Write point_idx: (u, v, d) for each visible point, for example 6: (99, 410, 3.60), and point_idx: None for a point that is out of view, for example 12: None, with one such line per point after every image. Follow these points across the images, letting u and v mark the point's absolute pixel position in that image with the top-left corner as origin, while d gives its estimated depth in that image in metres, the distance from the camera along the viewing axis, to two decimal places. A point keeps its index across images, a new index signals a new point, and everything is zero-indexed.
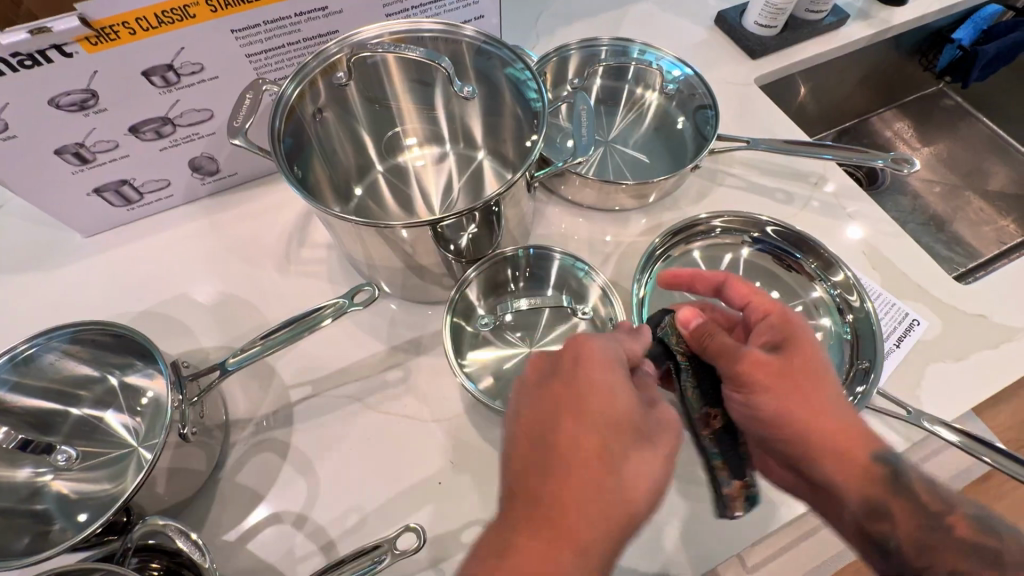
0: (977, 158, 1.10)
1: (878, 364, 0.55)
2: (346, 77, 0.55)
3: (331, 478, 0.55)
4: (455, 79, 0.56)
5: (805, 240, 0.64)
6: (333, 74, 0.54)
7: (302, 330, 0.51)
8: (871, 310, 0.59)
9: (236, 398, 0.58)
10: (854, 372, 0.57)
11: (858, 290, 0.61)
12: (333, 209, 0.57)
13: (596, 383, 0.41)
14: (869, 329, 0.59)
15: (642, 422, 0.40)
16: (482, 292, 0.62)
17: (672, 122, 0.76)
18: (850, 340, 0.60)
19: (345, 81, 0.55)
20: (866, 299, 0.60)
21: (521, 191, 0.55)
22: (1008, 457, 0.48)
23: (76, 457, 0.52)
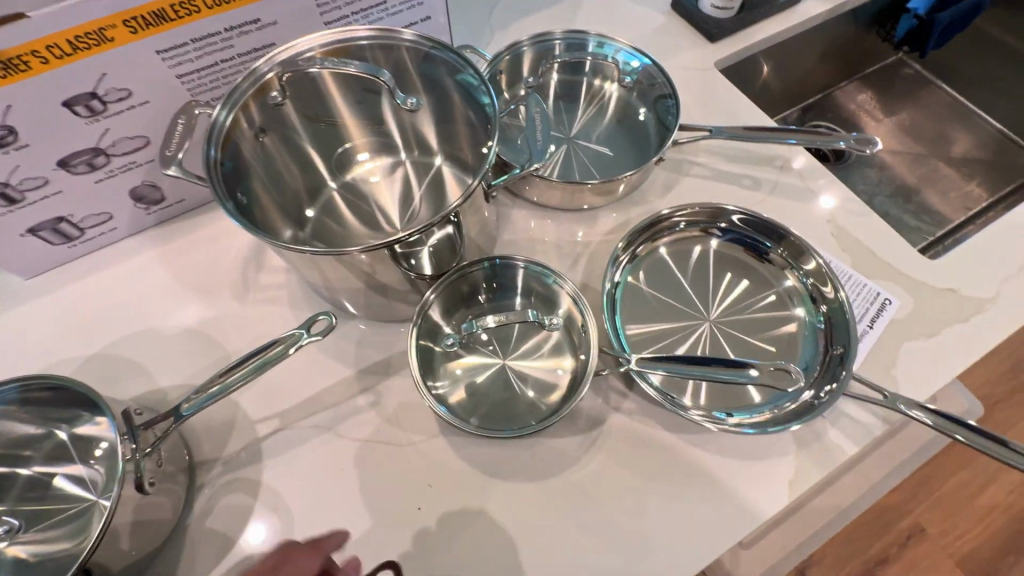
0: (940, 124, 1.11)
1: (853, 349, 0.55)
2: (280, 96, 0.52)
3: (306, 514, 0.53)
4: (397, 92, 0.53)
5: (773, 228, 0.63)
6: (268, 95, 0.52)
7: (260, 369, 0.48)
8: (846, 300, 0.58)
9: (199, 438, 0.56)
10: (830, 359, 0.57)
11: (831, 279, 0.60)
12: (283, 235, 0.54)
13: None
14: (844, 318, 0.58)
15: None
16: (447, 310, 0.59)
17: (633, 114, 0.74)
18: (824, 330, 0.60)
19: (281, 100, 0.53)
20: (839, 289, 0.59)
21: (479, 199, 0.54)
22: (981, 435, 0.49)
23: (16, 528, 0.49)
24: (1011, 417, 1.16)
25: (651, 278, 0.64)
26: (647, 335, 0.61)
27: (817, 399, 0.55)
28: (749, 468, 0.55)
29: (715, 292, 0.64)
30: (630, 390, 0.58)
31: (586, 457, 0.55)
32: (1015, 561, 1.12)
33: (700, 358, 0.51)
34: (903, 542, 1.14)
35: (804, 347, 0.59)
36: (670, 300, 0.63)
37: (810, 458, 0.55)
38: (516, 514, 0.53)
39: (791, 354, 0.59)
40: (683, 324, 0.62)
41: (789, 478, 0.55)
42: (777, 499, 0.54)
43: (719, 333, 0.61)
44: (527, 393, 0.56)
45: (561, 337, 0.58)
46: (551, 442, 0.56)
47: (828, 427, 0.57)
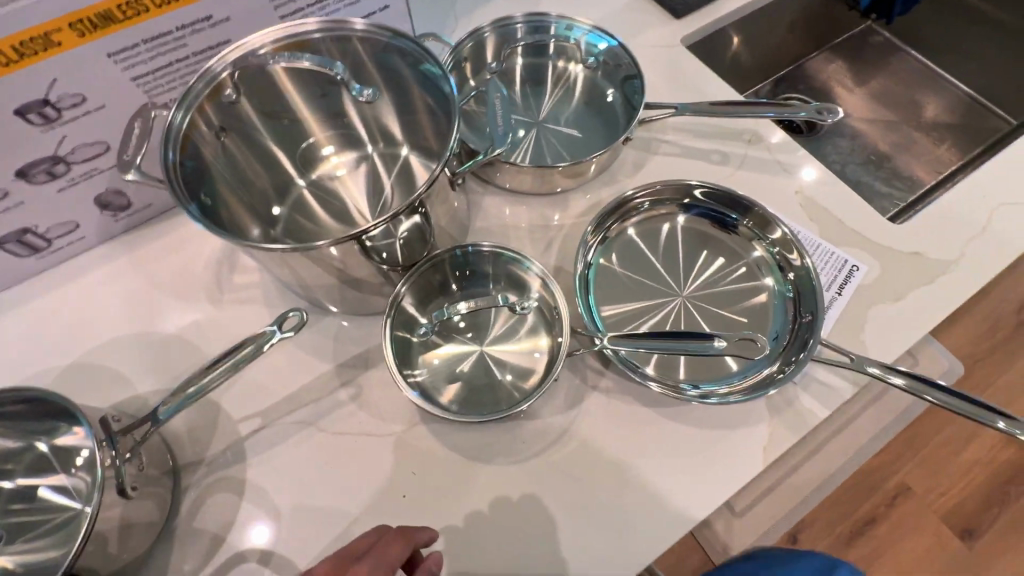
0: (910, 90, 1.12)
1: (820, 315, 0.57)
2: (235, 94, 0.52)
3: (292, 508, 0.54)
4: (352, 84, 0.54)
5: (738, 201, 0.64)
6: (222, 92, 0.51)
7: (234, 369, 0.48)
8: (811, 267, 0.59)
9: (181, 441, 0.56)
10: (798, 327, 0.59)
11: (796, 246, 0.61)
12: (251, 235, 0.53)
13: None
14: (811, 286, 0.59)
15: None
16: (421, 300, 0.60)
17: (601, 94, 0.74)
18: (793, 299, 0.61)
19: (236, 98, 0.52)
20: (805, 256, 0.60)
21: (446, 188, 0.54)
22: (944, 391, 0.51)
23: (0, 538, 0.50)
24: (990, 375, 1.19)
25: (623, 258, 0.65)
26: (621, 315, 0.62)
27: (786, 366, 0.56)
28: (724, 437, 0.56)
29: (686, 268, 0.64)
30: (606, 369, 0.59)
31: (566, 436, 0.56)
32: (997, 512, 1.16)
33: (670, 332, 0.52)
34: (890, 502, 1.17)
35: (775, 317, 0.61)
36: (643, 279, 0.64)
37: (783, 424, 0.57)
38: (500, 495, 0.54)
39: (763, 324, 0.60)
40: (656, 302, 0.62)
41: (765, 444, 0.56)
42: (753, 465, 0.55)
43: (691, 308, 0.62)
44: (506, 377, 0.56)
45: (536, 319, 0.59)
46: (531, 424, 0.57)
47: (800, 393, 0.58)
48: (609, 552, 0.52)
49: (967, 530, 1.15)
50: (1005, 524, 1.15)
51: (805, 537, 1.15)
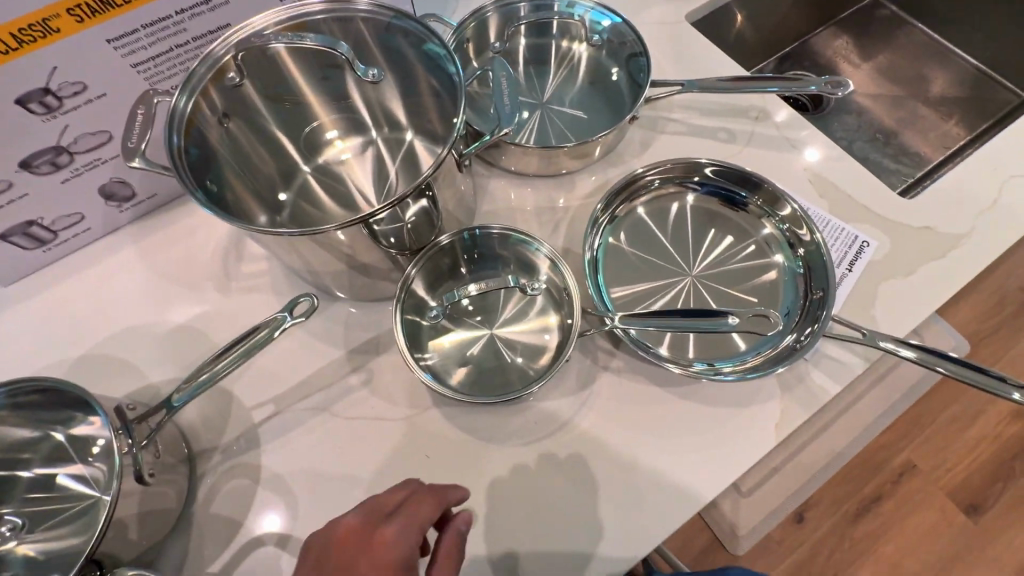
0: (918, 64, 1.10)
1: (831, 292, 0.56)
2: (238, 77, 0.52)
3: (308, 492, 0.54)
4: (357, 64, 0.52)
5: (747, 177, 0.63)
6: (224, 76, 0.51)
7: (245, 356, 0.47)
8: (821, 242, 0.59)
9: (195, 430, 0.56)
10: (809, 304, 0.58)
11: (806, 222, 0.60)
12: (257, 221, 0.52)
13: None
14: (822, 261, 0.59)
15: None
16: (430, 284, 0.59)
17: (605, 73, 0.73)
18: (804, 275, 0.60)
19: (239, 81, 0.52)
20: (815, 231, 0.60)
21: (452, 171, 0.54)
22: (959, 363, 0.51)
23: (20, 526, 0.50)
24: (996, 352, 1.19)
25: (631, 238, 0.64)
26: (630, 296, 0.61)
27: (797, 343, 0.56)
28: (736, 416, 0.56)
29: (696, 248, 0.64)
30: (617, 349, 0.59)
31: (578, 416, 0.57)
32: (1003, 488, 1.17)
33: (681, 311, 0.51)
34: (897, 479, 1.18)
35: (786, 293, 0.60)
36: (652, 259, 0.63)
37: (794, 401, 0.57)
38: (513, 476, 0.55)
39: (773, 301, 0.60)
40: (665, 282, 0.62)
41: (776, 421, 0.56)
42: (765, 442, 0.55)
43: (701, 287, 0.62)
44: (516, 360, 0.56)
45: (545, 300, 0.59)
46: (542, 405, 0.57)
47: (811, 369, 0.58)
48: (623, 530, 0.53)
49: (972, 506, 1.16)
50: (1011, 499, 1.16)
51: (812, 515, 1.16)
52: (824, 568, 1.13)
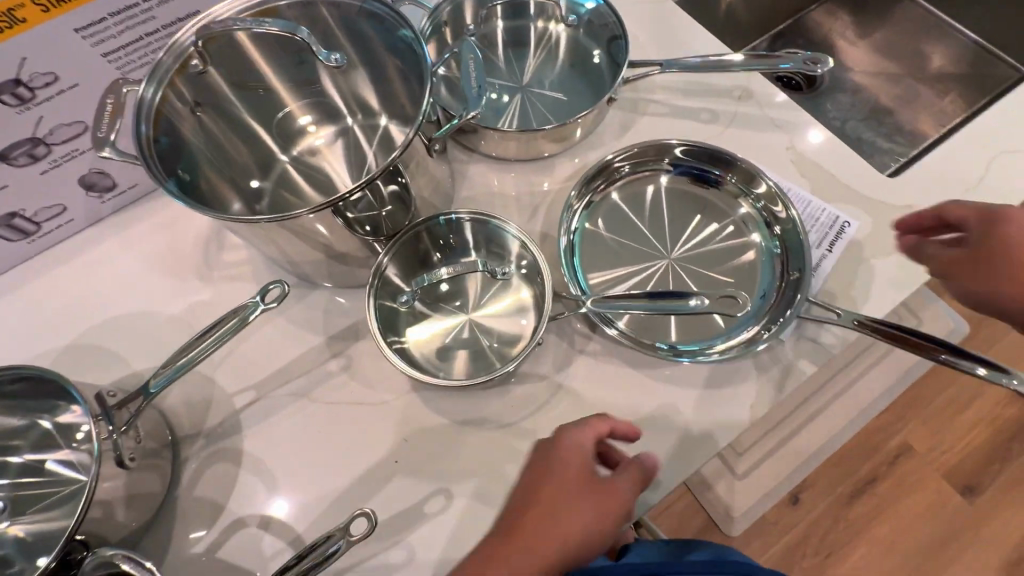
0: (915, 39, 1.08)
1: (808, 272, 0.56)
2: (203, 64, 0.50)
3: (288, 476, 0.55)
4: (320, 49, 0.49)
5: (718, 155, 0.63)
6: (188, 62, 0.50)
7: (217, 343, 0.48)
8: (797, 219, 0.59)
9: (179, 417, 0.58)
10: (786, 284, 0.58)
11: (781, 199, 0.60)
12: (233, 208, 0.52)
13: (555, 507, 0.48)
14: (799, 240, 0.59)
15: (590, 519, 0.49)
16: (404, 273, 0.59)
17: (585, 54, 0.72)
18: (781, 254, 0.60)
19: (203, 68, 0.51)
20: (790, 208, 0.60)
21: (424, 157, 0.54)
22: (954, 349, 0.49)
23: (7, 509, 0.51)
24: (994, 333, 1.18)
25: (608, 223, 0.64)
26: (606, 281, 0.61)
27: (773, 322, 0.56)
28: (710, 398, 0.57)
29: (674, 231, 0.64)
30: (593, 333, 0.59)
31: (554, 399, 0.57)
32: (998, 469, 1.17)
33: (653, 293, 0.52)
34: (892, 460, 1.18)
35: (762, 275, 0.60)
36: (630, 243, 0.63)
37: (770, 383, 0.57)
38: (490, 458, 0.55)
39: (750, 284, 0.60)
40: (643, 266, 0.62)
41: (751, 403, 0.56)
42: (739, 424, 0.56)
43: (679, 270, 0.61)
44: (493, 344, 0.57)
45: (519, 282, 0.59)
46: (519, 389, 0.58)
47: (788, 351, 0.58)
48: None
49: (968, 487, 1.16)
50: (1006, 479, 1.16)
51: (806, 497, 1.16)
52: (819, 549, 1.14)
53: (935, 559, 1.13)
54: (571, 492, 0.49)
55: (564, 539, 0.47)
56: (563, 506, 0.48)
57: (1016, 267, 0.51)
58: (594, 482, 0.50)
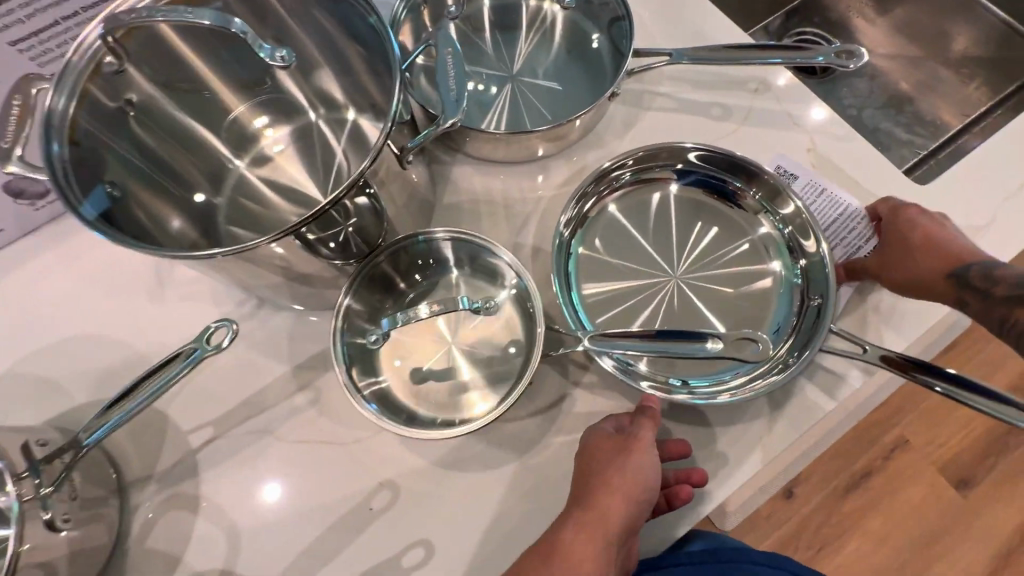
0: (941, 17, 0.98)
1: (832, 299, 0.50)
2: (118, 61, 0.42)
3: (251, 525, 0.50)
4: (259, 43, 0.39)
5: (734, 161, 0.56)
6: (101, 63, 0.42)
7: (152, 396, 0.41)
8: (827, 255, 0.52)
9: (129, 456, 0.52)
10: (806, 313, 0.52)
11: (808, 222, 0.54)
12: (173, 226, 0.45)
13: (592, 490, 0.46)
14: (824, 275, 0.52)
15: (625, 489, 0.45)
16: (367, 309, 0.52)
17: (584, 39, 0.64)
18: (801, 284, 0.54)
19: (120, 66, 0.43)
20: (822, 243, 0.53)
21: (393, 167, 0.46)
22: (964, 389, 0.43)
23: None
24: None
25: (606, 242, 0.58)
26: (602, 296, 0.55)
27: (791, 355, 0.51)
28: (717, 436, 0.52)
29: (681, 246, 0.57)
30: (590, 362, 0.53)
31: (546, 438, 0.51)
32: (993, 463, 1.05)
33: (658, 332, 0.45)
34: (888, 454, 1.06)
35: (778, 305, 0.54)
36: (631, 259, 0.57)
37: (783, 420, 0.52)
38: (475, 504, 0.50)
39: (765, 313, 0.54)
40: (647, 284, 0.56)
41: (762, 441, 0.51)
42: (749, 465, 0.51)
43: (687, 290, 0.55)
44: (477, 379, 0.50)
45: (513, 312, 0.52)
46: (507, 426, 0.52)
47: (804, 383, 0.53)
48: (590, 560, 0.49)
49: (963, 481, 1.05)
50: (1003, 471, 1.05)
51: None
52: (812, 541, 1.03)
53: (927, 549, 1.03)
54: (606, 465, 0.46)
55: (616, 508, 0.45)
56: (605, 481, 0.46)
57: (886, 251, 0.53)
58: (627, 453, 0.46)
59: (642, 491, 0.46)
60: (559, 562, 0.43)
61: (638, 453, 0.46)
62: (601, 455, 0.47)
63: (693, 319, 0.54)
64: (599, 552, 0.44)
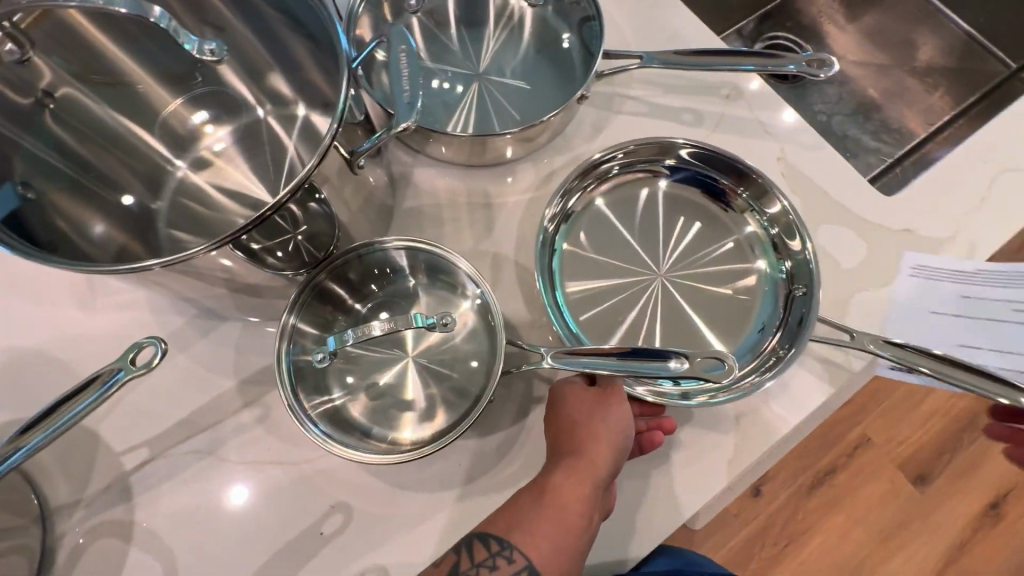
0: (907, 25, 0.99)
1: (815, 291, 0.50)
2: (21, 50, 0.40)
3: (190, 553, 0.46)
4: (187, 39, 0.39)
5: (723, 157, 0.55)
6: (1, 51, 0.40)
7: (67, 423, 0.37)
8: (812, 255, 0.51)
9: (54, 480, 0.48)
10: (790, 314, 0.51)
11: (796, 224, 0.53)
12: (95, 232, 0.42)
13: (574, 440, 0.45)
14: (807, 270, 0.52)
15: (604, 435, 0.45)
16: (318, 324, 0.48)
17: (552, 37, 0.61)
18: (786, 281, 0.53)
19: (25, 56, 0.41)
20: (807, 241, 0.52)
21: (341, 174, 0.43)
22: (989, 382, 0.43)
23: None
24: None
25: (591, 237, 0.56)
26: (587, 294, 0.54)
27: (781, 348, 0.50)
28: (682, 452, 0.50)
29: (667, 243, 0.56)
30: (555, 377, 0.51)
31: (509, 455, 0.49)
32: (950, 460, 1.08)
33: (625, 350, 0.43)
34: (852, 453, 1.08)
35: (763, 303, 0.53)
36: (615, 257, 0.55)
37: (749, 435, 0.51)
38: (433, 526, 0.48)
39: (748, 313, 0.53)
40: (632, 281, 0.54)
41: (728, 457, 0.50)
42: (716, 481, 0.50)
43: (672, 289, 0.54)
44: (435, 396, 0.47)
45: (478, 323, 0.49)
46: (468, 444, 0.49)
47: (771, 398, 0.52)
48: None
49: (920, 478, 1.07)
50: (959, 468, 1.08)
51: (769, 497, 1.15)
52: (778, 540, 1.05)
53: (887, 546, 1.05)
54: (585, 416, 0.46)
55: (600, 453, 0.45)
56: (586, 430, 0.45)
57: None
58: (602, 405, 0.46)
59: (619, 436, 0.45)
60: (547, 502, 0.44)
61: (612, 407, 0.46)
62: (576, 412, 0.46)
63: (677, 316, 0.53)
64: (589, 491, 0.44)
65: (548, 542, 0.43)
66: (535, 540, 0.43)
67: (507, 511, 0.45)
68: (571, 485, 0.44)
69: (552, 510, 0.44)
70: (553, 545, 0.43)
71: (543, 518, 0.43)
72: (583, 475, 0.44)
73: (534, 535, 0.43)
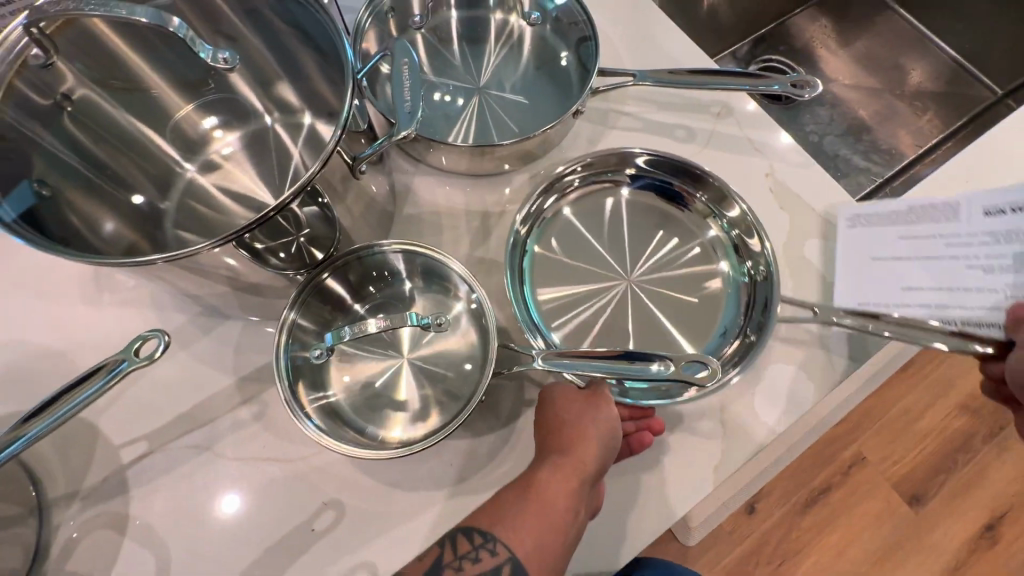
0: (896, 51, 1.03)
1: (775, 279, 0.52)
2: (46, 56, 0.42)
3: (184, 547, 0.47)
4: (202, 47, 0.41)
5: (680, 164, 0.57)
6: (28, 56, 0.42)
7: (70, 410, 0.38)
8: (771, 251, 0.53)
9: (53, 471, 0.49)
10: (753, 310, 0.53)
11: (755, 227, 0.55)
12: (105, 229, 0.43)
13: (562, 440, 0.46)
14: (768, 267, 0.54)
15: (593, 437, 0.46)
16: (315, 321, 0.50)
17: (549, 54, 0.64)
18: (749, 283, 0.55)
19: (49, 61, 0.43)
20: (765, 240, 0.54)
21: (344, 178, 0.44)
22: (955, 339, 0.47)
23: None
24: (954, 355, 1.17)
25: (562, 243, 0.58)
26: (558, 302, 0.55)
27: (750, 333, 0.52)
28: (670, 458, 0.51)
29: (634, 249, 0.57)
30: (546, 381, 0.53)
31: (499, 455, 0.50)
32: (944, 480, 1.08)
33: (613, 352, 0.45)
34: (846, 470, 1.09)
35: (726, 306, 0.55)
36: (585, 264, 0.57)
37: (736, 442, 0.52)
38: (422, 524, 0.48)
39: (712, 314, 0.55)
40: (602, 288, 0.56)
41: (715, 463, 0.51)
42: (703, 487, 0.50)
43: (640, 294, 0.55)
44: (427, 394, 0.48)
45: (470, 324, 0.50)
46: (459, 444, 0.50)
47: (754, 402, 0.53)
48: None
49: (914, 497, 1.07)
50: (953, 488, 1.08)
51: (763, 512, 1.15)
52: (771, 556, 1.04)
53: (880, 564, 1.04)
54: (575, 418, 0.47)
55: (589, 454, 0.46)
56: (575, 431, 0.46)
57: None
58: (592, 407, 0.47)
59: (607, 438, 0.46)
60: (532, 498, 0.45)
61: (602, 410, 0.47)
62: (567, 413, 0.47)
63: (650, 322, 0.54)
64: (575, 490, 0.45)
65: (531, 538, 0.44)
66: (520, 537, 0.43)
67: (494, 510, 0.45)
68: (558, 483, 0.45)
69: (538, 506, 0.44)
70: (537, 541, 0.44)
71: (529, 516, 0.44)
72: (570, 474, 0.45)
73: (518, 532, 0.44)
